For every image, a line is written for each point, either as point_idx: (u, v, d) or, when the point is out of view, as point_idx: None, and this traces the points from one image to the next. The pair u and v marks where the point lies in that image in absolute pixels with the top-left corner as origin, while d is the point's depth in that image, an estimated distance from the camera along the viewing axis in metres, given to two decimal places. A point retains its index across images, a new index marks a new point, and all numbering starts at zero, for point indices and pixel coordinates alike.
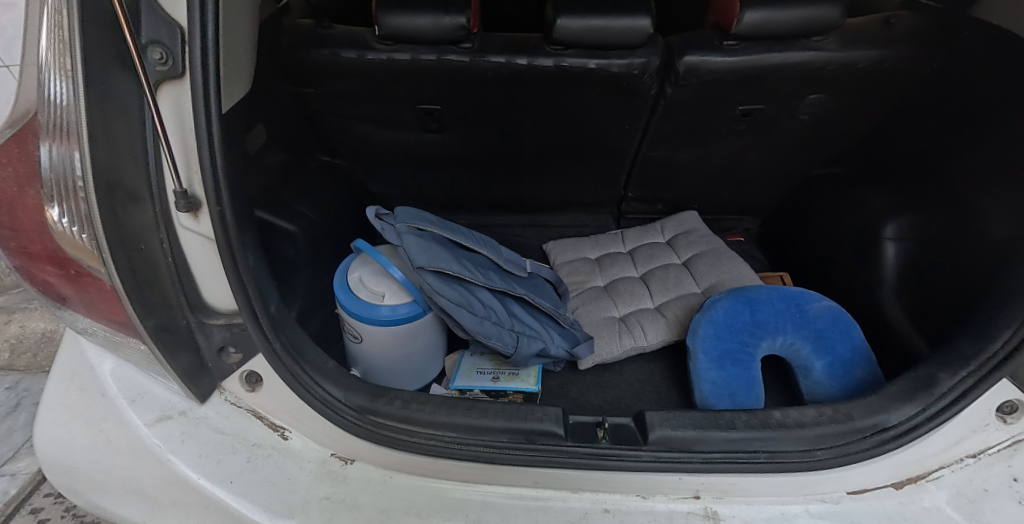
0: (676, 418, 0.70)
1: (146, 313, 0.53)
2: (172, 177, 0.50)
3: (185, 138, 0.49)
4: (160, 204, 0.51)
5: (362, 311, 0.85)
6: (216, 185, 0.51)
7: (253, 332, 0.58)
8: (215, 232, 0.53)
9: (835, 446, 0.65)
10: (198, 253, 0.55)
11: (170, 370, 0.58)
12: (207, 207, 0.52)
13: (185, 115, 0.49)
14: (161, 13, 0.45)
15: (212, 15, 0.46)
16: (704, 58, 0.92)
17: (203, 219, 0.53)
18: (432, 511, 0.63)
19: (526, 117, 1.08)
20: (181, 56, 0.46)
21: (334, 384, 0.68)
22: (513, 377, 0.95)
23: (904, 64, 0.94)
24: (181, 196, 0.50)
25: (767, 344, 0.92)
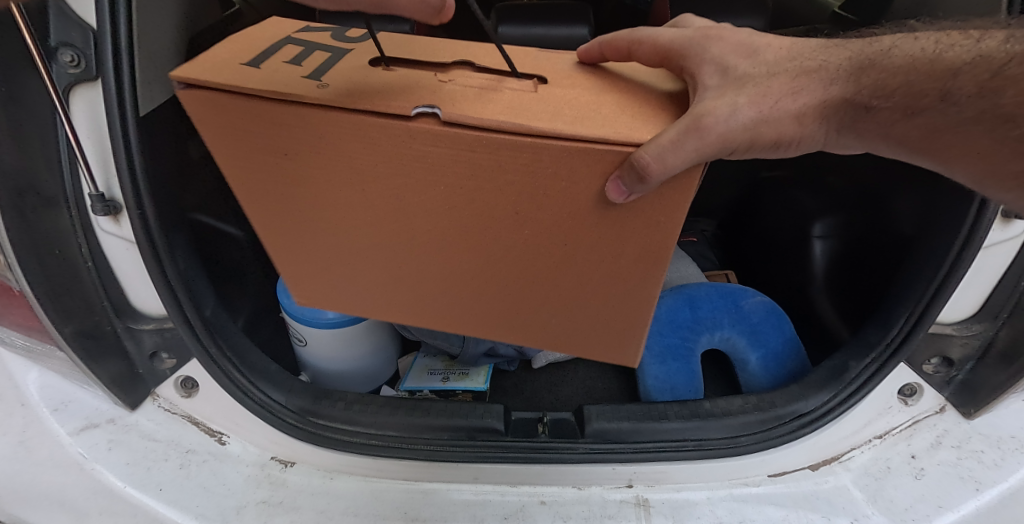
0: (612, 411, 0.75)
1: (63, 319, 0.60)
2: (89, 182, 0.57)
3: (103, 145, 0.57)
4: (78, 211, 0.59)
5: (305, 313, 0.80)
6: (135, 188, 0.59)
7: (186, 335, 0.67)
8: (135, 234, 0.61)
9: (758, 432, 0.71)
10: (119, 251, 0.62)
11: (100, 381, 0.64)
12: (126, 209, 0.59)
13: (100, 118, 0.55)
14: (73, 17, 0.51)
15: (121, 11, 0.53)
16: None
17: (123, 223, 0.60)
18: (389, 512, 0.68)
19: None
20: (91, 59, 0.53)
21: (276, 388, 0.75)
22: (462, 377, 0.92)
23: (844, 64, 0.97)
24: (98, 199, 0.58)
25: (706, 340, 0.93)
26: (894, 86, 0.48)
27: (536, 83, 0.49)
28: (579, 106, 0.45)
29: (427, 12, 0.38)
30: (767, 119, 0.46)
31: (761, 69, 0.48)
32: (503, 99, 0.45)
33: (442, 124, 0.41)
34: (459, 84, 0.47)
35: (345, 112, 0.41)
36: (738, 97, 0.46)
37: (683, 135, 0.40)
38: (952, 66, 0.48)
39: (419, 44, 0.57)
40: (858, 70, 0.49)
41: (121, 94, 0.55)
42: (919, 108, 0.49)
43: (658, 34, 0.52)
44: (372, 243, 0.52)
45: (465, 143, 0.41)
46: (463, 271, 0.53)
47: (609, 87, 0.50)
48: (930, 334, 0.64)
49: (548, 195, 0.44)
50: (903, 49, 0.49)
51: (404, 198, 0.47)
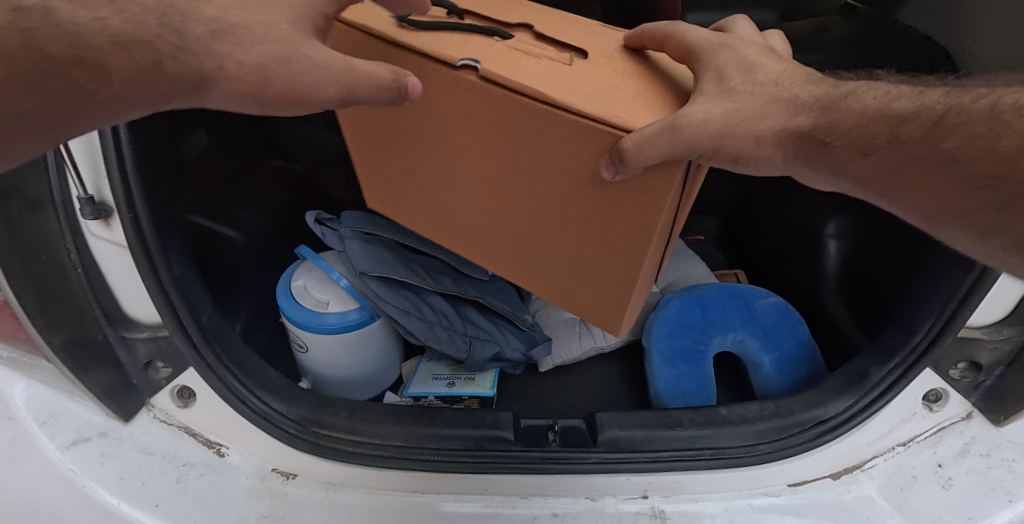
0: (625, 418, 0.73)
1: (52, 329, 0.57)
2: (77, 184, 0.55)
3: (93, 146, 0.54)
4: (67, 216, 0.57)
5: (305, 319, 0.77)
6: (128, 193, 0.57)
7: (182, 344, 0.65)
8: (128, 238, 0.59)
9: (776, 440, 0.69)
10: (111, 259, 0.60)
11: (91, 392, 0.61)
12: (117, 213, 0.57)
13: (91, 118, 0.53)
14: None
15: None
16: None
17: (115, 227, 0.58)
18: None
19: None
20: None
21: (278, 397, 0.73)
22: (468, 382, 0.89)
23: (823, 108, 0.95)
24: (88, 203, 0.55)
25: (717, 342, 0.91)
26: (847, 127, 0.46)
27: (575, 57, 0.53)
28: (598, 85, 0.49)
29: (391, 96, 0.49)
30: (734, 128, 0.47)
31: (747, 88, 0.49)
32: (542, 67, 0.50)
33: (478, 80, 0.49)
34: (508, 45, 0.53)
35: (416, 54, 0.52)
36: (713, 108, 0.46)
37: (663, 137, 0.42)
38: (896, 112, 0.45)
39: (497, 6, 0.62)
40: (825, 105, 0.47)
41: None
42: (870, 151, 0.46)
43: (688, 32, 0.54)
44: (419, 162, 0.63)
45: (497, 99, 0.49)
46: (483, 206, 0.63)
47: (641, 76, 0.52)
48: (957, 338, 0.62)
49: (555, 158, 0.50)
50: (864, 91, 0.47)
51: (442, 128, 0.56)
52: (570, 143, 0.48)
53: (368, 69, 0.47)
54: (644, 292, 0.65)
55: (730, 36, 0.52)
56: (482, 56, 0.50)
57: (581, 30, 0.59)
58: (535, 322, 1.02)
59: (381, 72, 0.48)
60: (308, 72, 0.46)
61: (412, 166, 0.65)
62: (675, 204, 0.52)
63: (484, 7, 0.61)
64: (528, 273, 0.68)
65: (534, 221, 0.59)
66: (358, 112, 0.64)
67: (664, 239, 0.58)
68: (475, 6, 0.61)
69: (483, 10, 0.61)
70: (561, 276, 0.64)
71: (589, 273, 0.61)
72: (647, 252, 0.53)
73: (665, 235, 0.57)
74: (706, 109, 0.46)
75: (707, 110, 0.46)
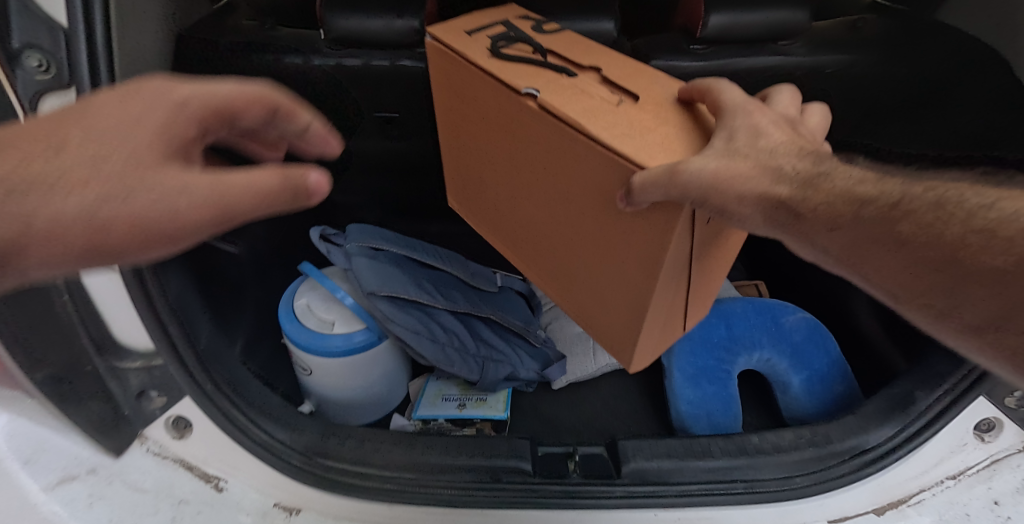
0: (651, 448, 0.69)
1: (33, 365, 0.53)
2: None
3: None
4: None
5: (309, 341, 0.72)
6: None
7: (177, 373, 0.61)
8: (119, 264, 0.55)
9: (815, 472, 0.64)
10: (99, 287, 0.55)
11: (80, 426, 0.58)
12: None
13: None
14: (39, 15, 0.45)
15: (100, 15, 0.49)
16: (673, 64, 0.84)
17: None
18: None
19: None
20: (61, 62, 0.46)
21: (279, 425, 0.70)
22: (480, 404, 0.85)
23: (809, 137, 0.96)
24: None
25: (744, 361, 0.86)
26: (823, 203, 0.42)
27: (625, 100, 0.55)
28: (634, 126, 0.51)
29: (288, 194, 0.44)
30: (723, 183, 0.43)
31: (752, 150, 0.45)
32: (594, 104, 0.54)
33: (536, 108, 0.54)
34: (570, 84, 0.57)
35: (485, 73, 0.59)
36: (706, 160, 0.44)
37: (660, 181, 0.43)
38: (860, 195, 0.41)
39: (580, 45, 0.66)
40: (810, 177, 0.44)
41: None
42: (837, 227, 0.42)
43: (724, 90, 0.51)
44: (488, 167, 0.72)
45: (547, 125, 0.54)
46: (531, 217, 0.68)
47: (681, 125, 0.52)
48: None
49: (580, 179, 0.54)
50: (840, 170, 0.44)
51: (504, 141, 0.64)
52: (597, 171, 0.51)
53: (252, 177, 0.42)
54: (667, 332, 0.64)
55: (753, 102, 0.49)
56: (545, 87, 0.55)
57: (650, 76, 0.60)
58: (548, 337, 0.97)
59: (269, 179, 0.43)
60: (166, 200, 0.39)
61: (484, 170, 0.73)
62: (687, 247, 0.52)
63: (568, 47, 0.65)
64: (567, 293, 0.70)
65: (572, 240, 0.62)
66: (449, 113, 0.74)
67: (681, 282, 0.57)
68: (559, 44, 0.66)
69: (567, 49, 0.64)
70: (586, 299, 0.67)
71: (610, 299, 0.63)
72: (654, 284, 0.53)
73: (679, 278, 0.56)
74: (700, 162, 0.44)
75: (701, 163, 0.43)
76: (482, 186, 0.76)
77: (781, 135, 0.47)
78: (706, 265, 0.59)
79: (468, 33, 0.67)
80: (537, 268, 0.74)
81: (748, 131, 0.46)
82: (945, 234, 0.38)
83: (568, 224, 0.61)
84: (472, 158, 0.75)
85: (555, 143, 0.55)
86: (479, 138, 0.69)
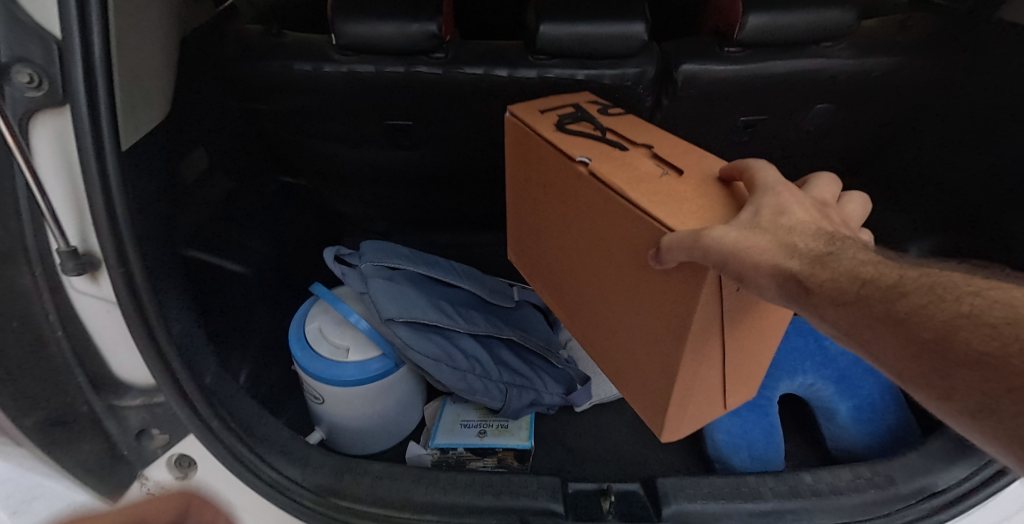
0: (694, 486, 0.63)
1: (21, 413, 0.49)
2: (57, 236, 0.47)
3: (75, 184, 0.47)
4: (45, 268, 0.49)
5: (322, 370, 0.68)
6: (117, 241, 0.50)
7: (179, 409, 0.56)
8: (119, 296, 0.51)
9: (879, 516, 0.59)
10: (98, 318, 0.53)
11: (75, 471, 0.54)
12: (109, 266, 0.50)
13: (72, 155, 0.46)
14: (32, 27, 0.42)
15: (97, 22, 0.44)
16: (705, 66, 0.78)
17: (103, 282, 0.51)
18: None
19: None
20: (57, 79, 0.43)
21: (290, 462, 0.65)
22: (502, 431, 0.79)
23: (843, 148, 0.97)
24: (70, 257, 0.48)
25: (785, 386, 0.80)
26: (831, 280, 0.40)
27: (670, 173, 0.61)
28: (672, 196, 0.56)
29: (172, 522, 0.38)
30: (745, 255, 0.44)
31: (780, 227, 0.45)
32: (641, 175, 0.60)
33: (587, 173, 0.62)
34: (623, 158, 0.64)
35: (548, 143, 0.69)
36: (728, 232, 0.45)
37: (687, 247, 0.47)
38: (863, 275, 0.39)
39: (639, 126, 0.72)
40: (821, 254, 0.42)
41: (99, 126, 0.47)
42: (846, 302, 0.38)
43: (760, 170, 0.53)
44: (545, 223, 0.78)
45: (596, 190, 0.61)
46: (581, 274, 0.73)
47: (717, 199, 0.55)
48: None
49: (621, 238, 0.59)
50: (853, 250, 0.42)
51: (563, 202, 0.70)
52: (632, 229, 0.56)
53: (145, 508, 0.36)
54: (708, 396, 0.63)
55: (784, 183, 0.50)
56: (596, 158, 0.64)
57: (701, 157, 0.64)
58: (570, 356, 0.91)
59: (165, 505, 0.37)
60: None
61: (543, 226, 0.80)
62: (716, 308, 0.52)
63: (626, 128, 0.72)
64: (609, 347, 0.72)
65: (613, 295, 0.65)
66: (517, 170, 0.82)
67: (718, 346, 0.57)
68: (618, 125, 0.72)
69: (625, 128, 0.71)
70: (625, 359, 0.68)
71: (645, 360, 0.64)
72: (683, 345, 0.55)
73: (712, 340, 0.55)
74: (720, 231, 0.46)
75: (721, 232, 0.45)
76: (539, 239, 0.83)
77: (807, 215, 0.47)
78: (745, 334, 0.58)
79: (541, 111, 0.76)
80: (584, 321, 0.77)
81: (773, 211, 0.47)
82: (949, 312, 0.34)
83: (611, 281, 0.65)
84: (533, 214, 0.82)
85: (604, 206, 0.61)
86: (541, 196, 0.76)
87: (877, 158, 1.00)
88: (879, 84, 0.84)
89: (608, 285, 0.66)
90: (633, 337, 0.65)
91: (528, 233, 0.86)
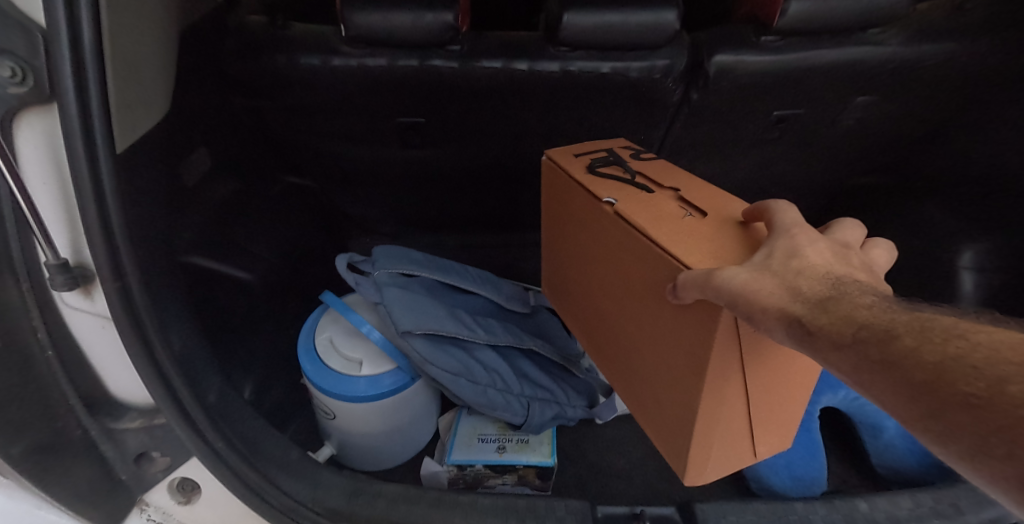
0: (735, 513, 0.59)
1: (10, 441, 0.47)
2: (46, 248, 0.44)
3: (67, 195, 0.44)
4: (33, 283, 0.47)
5: (332, 386, 0.63)
6: (110, 257, 0.46)
7: (181, 431, 0.52)
8: (111, 311, 0.47)
9: None
10: (93, 333, 0.50)
11: (71, 498, 0.52)
12: (102, 280, 0.46)
13: (61, 159, 0.42)
14: (13, 12, 0.37)
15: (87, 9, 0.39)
16: (740, 57, 0.72)
17: (97, 296, 0.48)
18: None
19: (534, 114, 0.82)
20: (40, 71, 0.39)
21: (299, 482, 0.61)
22: (522, 447, 0.74)
23: (877, 150, 0.96)
24: (59, 270, 0.44)
25: (830, 400, 0.77)
26: (831, 325, 0.36)
27: (694, 214, 0.58)
28: (691, 237, 0.54)
29: None
30: (752, 297, 0.41)
31: (790, 269, 0.42)
32: (664, 216, 0.58)
33: (611, 213, 0.61)
34: (649, 198, 0.62)
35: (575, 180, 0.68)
36: (738, 272, 0.44)
37: (700, 290, 0.46)
38: (859, 319, 0.35)
39: (669, 170, 0.70)
40: (823, 298, 0.38)
41: (90, 127, 0.42)
42: (843, 346, 0.34)
43: (783, 211, 0.49)
44: (569, 261, 0.77)
45: (621, 230, 0.60)
46: (604, 312, 0.71)
47: (739, 241, 0.53)
48: None
49: (643, 274, 0.58)
50: (860, 293, 0.38)
51: (587, 239, 0.69)
52: (653, 268, 0.55)
53: None
54: (733, 442, 0.59)
55: (800, 225, 0.46)
56: (622, 199, 0.62)
57: (733, 200, 0.61)
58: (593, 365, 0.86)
59: None
60: None
61: (567, 262, 0.78)
62: (732, 347, 0.50)
63: (656, 170, 0.69)
64: (633, 389, 0.69)
65: (636, 333, 0.64)
66: (546, 204, 0.80)
67: (740, 388, 0.54)
68: (649, 169, 0.70)
69: (653, 169, 0.69)
70: (649, 399, 0.66)
71: (668, 401, 0.61)
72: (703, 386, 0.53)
73: (730, 379, 0.53)
74: (731, 272, 0.44)
75: (731, 273, 0.44)
76: (560, 277, 0.81)
77: (824, 259, 0.42)
78: (770, 378, 0.54)
79: (575, 154, 0.75)
80: (608, 363, 0.74)
81: (787, 253, 0.44)
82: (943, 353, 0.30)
83: (632, 320, 0.64)
84: (558, 252, 0.80)
85: (626, 244, 0.59)
86: (567, 235, 0.75)
87: (914, 158, 0.98)
88: (931, 73, 0.78)
89: (631, 325, 0.65)
90: (656, 379, 0.62)
91: (551, 270, 0.83)
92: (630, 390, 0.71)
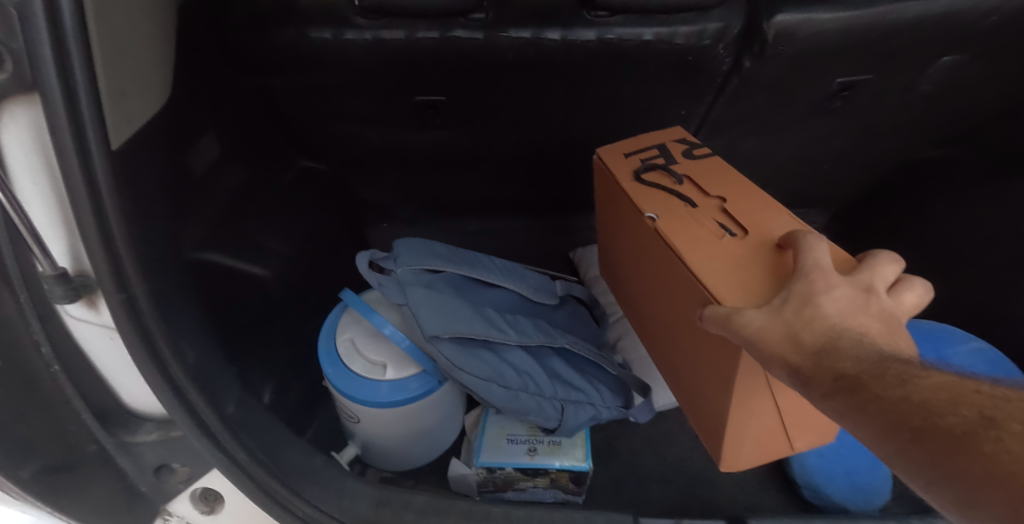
0: None
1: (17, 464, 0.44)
2: (39, 259, 0.38)
3: (61, 198, 0.37)
4: (31, 294, 0.41)
5: (357, 391, 0.59)
6: (115, 268, 0.40)
7: (200, 445, 0.48)
8: (117, 326, 0.42)
9: None
10: (101, 342, 0.45)
11: (88, 513, 0.50)
12: (104, 292, 0.41)
13: (51, 157, 0.36)
14: None
15: None
16: (807, 17, 0.63)
17: (102, 308, 0.42)
18: None
19: (566, 88, 0.74)
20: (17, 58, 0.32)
21: (323, 490, 0.58)
22: (554, 450, 0.70)
23: (948, 119, 0.88)
24: (59, 282, 0.39)
25: None
26: (819, 376, 0.39)
27: (734, 234, 0.58)
28: (727, 263, 0.54)
29: None
30: (761, 347, 0.43)
31: (799, 317, 0.43)
32: (703, 235, 0.59)
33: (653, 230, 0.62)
34: (692, 215, 0.62)
35: (625, 189, 0.68)
36: (751, 313, 0.46)
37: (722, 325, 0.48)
38: (842, 370, 0.38)
39: (721, 174, 0.67)
40: (820, 349, 0.40)
41: (80, 120, 0.35)
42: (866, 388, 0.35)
43: (814, 251, 0.48)
44: (625, 264, 0.77)
45: (660, 247, 0.61)
46: (650, 316, 0.72)
47: (772, 270, 0.52)
48: None
49: (680, 292, 0.59)
50: (853, 344, 0.39)
51: (637, 248, 0.69)
52: (688, 291, 0.56)
53: None
54: (766, 445, 0.61)
55: (821, 269, 0.45)
56: (664, 212, 0.63)
57: (778, 213, 0.59)
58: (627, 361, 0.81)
59: None
60: None
61: (623, 264, 0.78)
62: (757, 373, 0.53)
63: (711, 178, 0.66)
64: (683, 390, 0.69)
65: (682, 344, 0.64)
66: (602, 203, 0.79)
67: (768, 402, 0.56)
68: (699, 171, 0.68)
69: (704, 175, 0.67)
70: (691, 403, 0.68)
71: (707, 409, 0.63)
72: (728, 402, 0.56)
73: (757, 395, 0.55)
74: (749, 316, 0.46)
75: (748, 318, 0.45)
76: (620, 274, 0.81)
77: (842, 309, 0.42)
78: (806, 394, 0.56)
79: (627, 154, 0.73)
80: (655, 359, 0.74)
81: (802, 300, 0.44)
82: (918, 396, 0.34)
83: (673, 331, 0.65)
84: (614, 252, 0.80)
85: (666, 261, 0.60)
86: (621, 239, 0.75)
87: (985, 129, 0.90)
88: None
89: (674, 335, 0.66)
90: (694, 386, 0.65)
91: (612, 267, 0.84)
92: (672, 390, 0.73)
